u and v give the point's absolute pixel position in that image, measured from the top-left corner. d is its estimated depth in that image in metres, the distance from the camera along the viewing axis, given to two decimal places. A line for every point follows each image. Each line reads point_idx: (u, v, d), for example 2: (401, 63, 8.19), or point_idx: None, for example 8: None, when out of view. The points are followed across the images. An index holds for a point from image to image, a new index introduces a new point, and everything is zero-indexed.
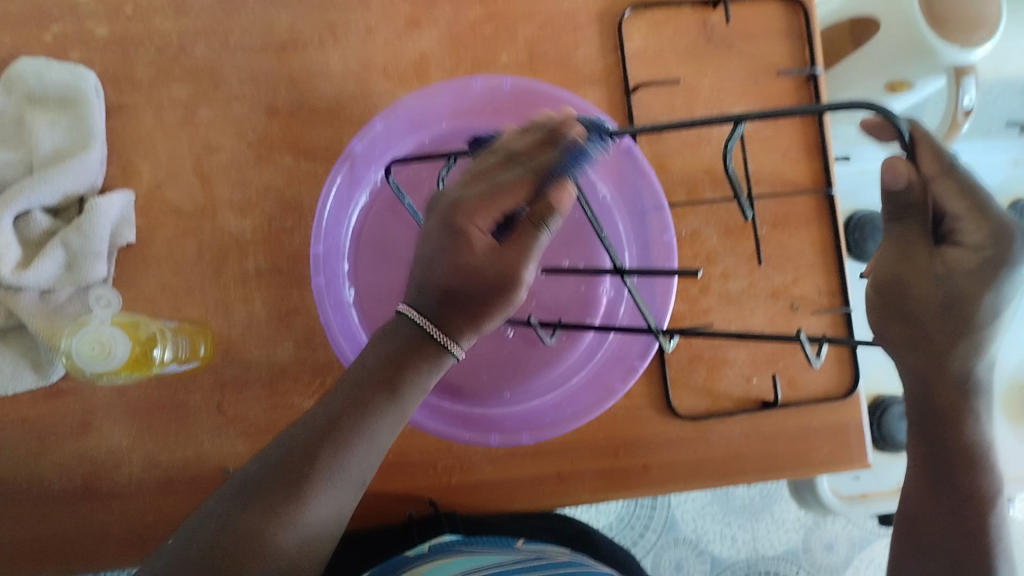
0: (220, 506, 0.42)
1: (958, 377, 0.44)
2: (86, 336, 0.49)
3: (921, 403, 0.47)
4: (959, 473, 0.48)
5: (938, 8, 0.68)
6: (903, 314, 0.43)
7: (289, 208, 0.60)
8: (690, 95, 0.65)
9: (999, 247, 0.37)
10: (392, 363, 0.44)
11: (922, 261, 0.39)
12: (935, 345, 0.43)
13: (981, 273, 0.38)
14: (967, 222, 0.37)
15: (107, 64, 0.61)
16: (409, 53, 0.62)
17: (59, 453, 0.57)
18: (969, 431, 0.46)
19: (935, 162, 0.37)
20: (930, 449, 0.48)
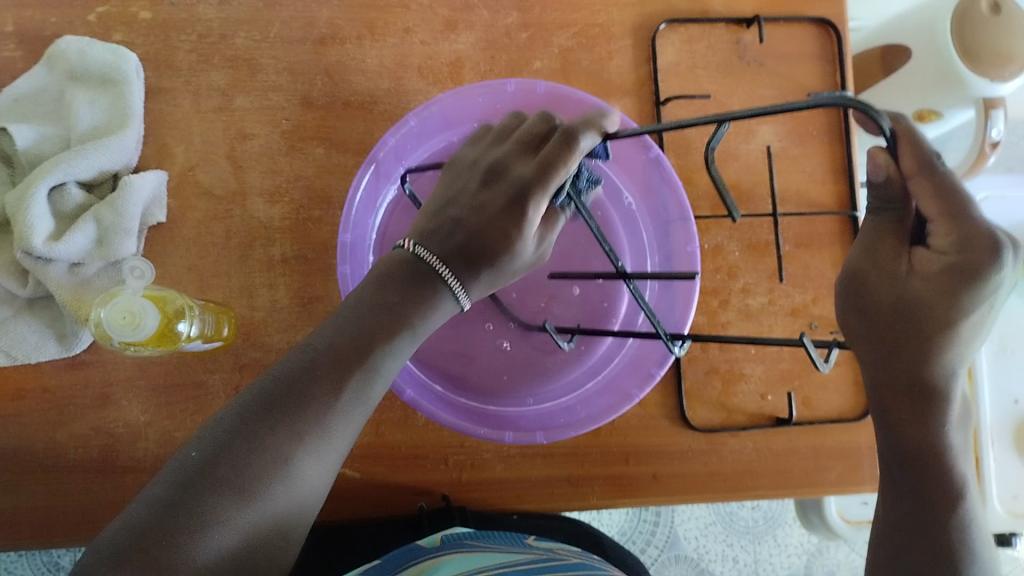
0: (227, 433, 0.38)
1: (913, 378, 0.41)
2: (116, 305, 0.49)
3: (878, 404, 0.44)
4: (915, 482, 0.43)
5: (970, 40, 0.67)
6: (866, 314, 0.42)
7: (318, 198, 0.61)
8: (720, 111, 0.65)
9: (965, 254, 0.37)
10: (411, 298, 0.44)
11: (891, 257, 0.40)
12: (886, 335, 0.41)
13: (947, 281, 0.38)
14: (938, 225, 0.38)
15: (149, 48, 0.62)
16: (445, 54, 0.63)
17: (77, 425, 0.58)
18: (918, 427, 0.42)
19: (913, 161, 0.36)
20: (888, 450, 0.44)
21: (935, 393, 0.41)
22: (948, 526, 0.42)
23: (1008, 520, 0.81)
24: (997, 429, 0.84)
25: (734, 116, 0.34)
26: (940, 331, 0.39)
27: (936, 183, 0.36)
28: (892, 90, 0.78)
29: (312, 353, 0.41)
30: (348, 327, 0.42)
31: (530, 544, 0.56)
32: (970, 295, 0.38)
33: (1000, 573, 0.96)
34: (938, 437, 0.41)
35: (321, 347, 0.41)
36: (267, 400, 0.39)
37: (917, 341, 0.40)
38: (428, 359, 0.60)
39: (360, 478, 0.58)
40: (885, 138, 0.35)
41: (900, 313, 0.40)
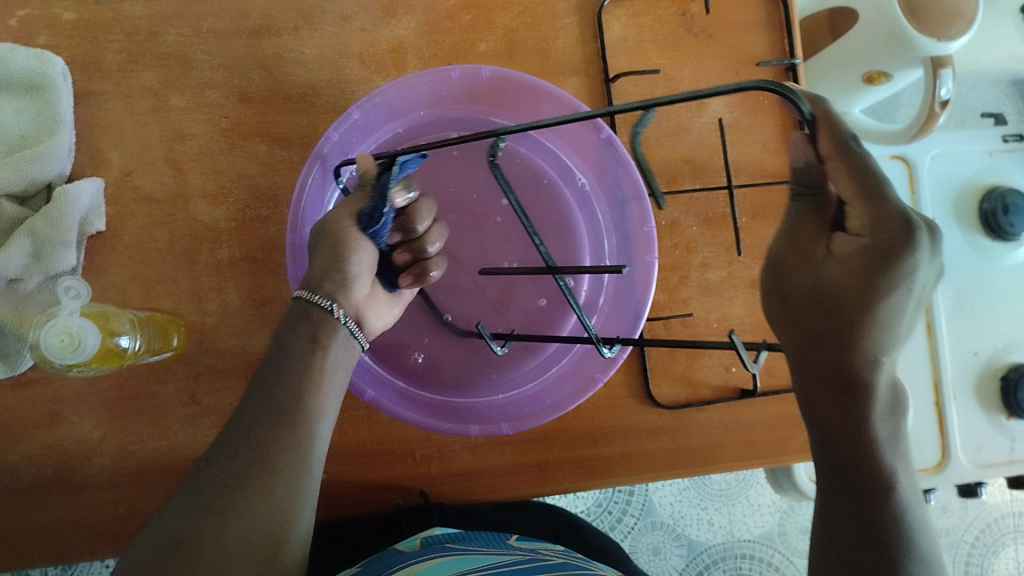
0: (201, 484, 0.41)
1: (835, 366, 0.40)
2: (54, 328, 0.47)
3: (805, 397, 0.43)
4: (847, 473, 0.42)
5: (916, 1, 0.68)
6: (785, 303, 0.43)
7: (264, 196, 0.59)
8: (669, 85, 0.64)
9: (877, 235, 0.37)
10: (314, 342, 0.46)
11: (811, 242, 0.41)
12: (807, 321, 0.41)
13: (865, 264, 0.38)
14: (855, 208, 0.38)
15: (76, 50, 0.59)
16: (386, 41, 0.61)
17: (28, 446, 0.56)
18: (846, 420, 0.41)
19: (831, 143, 0.37)
20: (823, 443, 0.43)
21: (859, 385, 0.40)
22: (881, 515, 0.41)
23: (975, 470, 0.83)
24: (960, 383, 0.85)
25: (661, 100, 0.34)
26: (859, 315, 0.39)
27: (850, 166, 0.37)
28: (840, 54, 0.77)
29: (245, 407, 0.44)
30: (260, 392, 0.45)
31: (512, 544, 0.55)
32: (886, 280, 0.37)
33: (967, 520, 0.99)
34: (863, 427, 0.41)
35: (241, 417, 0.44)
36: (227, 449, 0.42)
37: (837, 329, 0.40)
38: (388, 354, 0.59)
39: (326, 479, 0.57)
40: (806, 123, 0.35)
41: (817, 300, 0.40)
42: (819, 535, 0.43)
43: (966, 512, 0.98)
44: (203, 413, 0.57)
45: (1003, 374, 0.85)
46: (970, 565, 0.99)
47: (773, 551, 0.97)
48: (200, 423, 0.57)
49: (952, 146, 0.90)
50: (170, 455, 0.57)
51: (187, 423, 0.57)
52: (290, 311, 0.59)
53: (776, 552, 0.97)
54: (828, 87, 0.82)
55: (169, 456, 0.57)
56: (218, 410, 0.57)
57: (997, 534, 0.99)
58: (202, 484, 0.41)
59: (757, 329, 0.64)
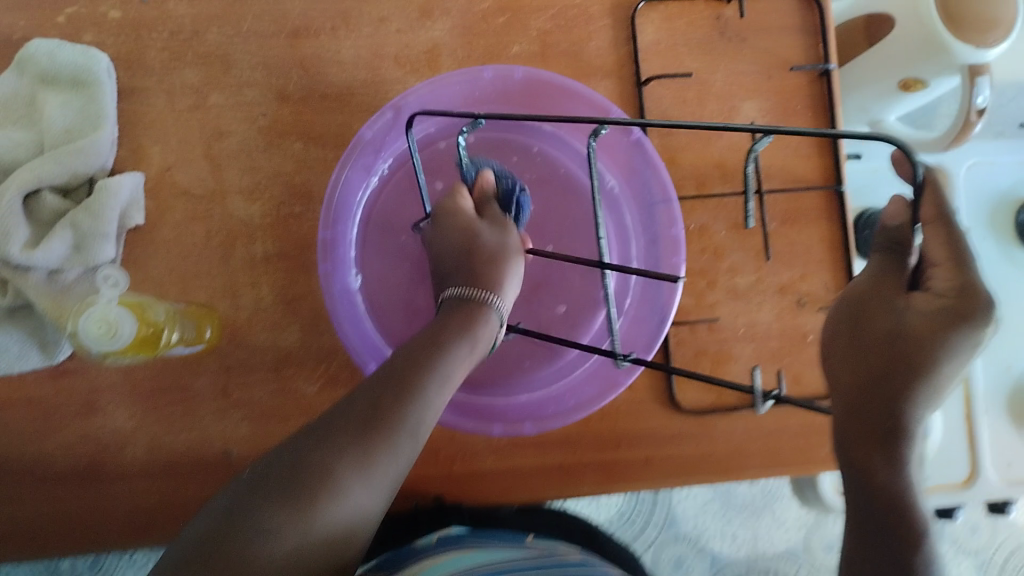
0: (301, 447, 0.41)
1: (886, 415, 0.41)
2: (93, 316, 0.48)
3: (840, 433, 0.44)
4: (883, 521, 0.41)
5: (954, 7, 0.67)
6: (857, 347, 0.44)
7: (298, 193, 0.60)
8: (702, 89, 0.64)
9: (961, 300, 0.39)
10: (444, 339, 0.46)
11: (887, 296, 0.42)
12: (872, 366, 0.42)
13: (943, 320, 0.40)
14: (942, 270, 0.41)
15: (121, 48, 0.61)
16: (421, 42, 0.62)
17: (66, 433, 0.58)
18: (890, 467, 0.41)
19: (935, 208, 0.41)
20: (856, 487, 0.42)
21: (902, 433, 0.41)
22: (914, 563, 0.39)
23: (1004, 486, 0.81)
24: (990, 398, 0.84)
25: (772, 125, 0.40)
26: (922, 369, 0.40)
27: (945, 232, 0.41)
28: (875, 61, 0.77)
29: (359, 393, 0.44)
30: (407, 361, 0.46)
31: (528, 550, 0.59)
32: (963, 341, 0.39)
33: (997, 540, 0.97)
34: (906, 475, 0.41)
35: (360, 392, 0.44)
36: (334, 423, 0.42)
37: (900, 373, 0.41)
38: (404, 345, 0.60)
39: None
40: (918, 186, 0.38)
41: (891, 341, 0.42)
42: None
43: (998, 531, 0.97)
44: (232, 407, 0.58)
45: None
46: None
47: (797, 567, 0.97)
48: (230, 417, 0.58)
49: (985, 157, 0.89)
50: (200, 447, 0.58)
51: (218, 416, 0.58)
52: (320, 308, 0.59)
53: (800, 567, 0.97)
54: (861, 94, 0.81)
55: (199, 449, 0.58)
56: (248, 403, 0.58)
57: None
58: (301, 452, 0.40)
59: (785, 336, 0.64)
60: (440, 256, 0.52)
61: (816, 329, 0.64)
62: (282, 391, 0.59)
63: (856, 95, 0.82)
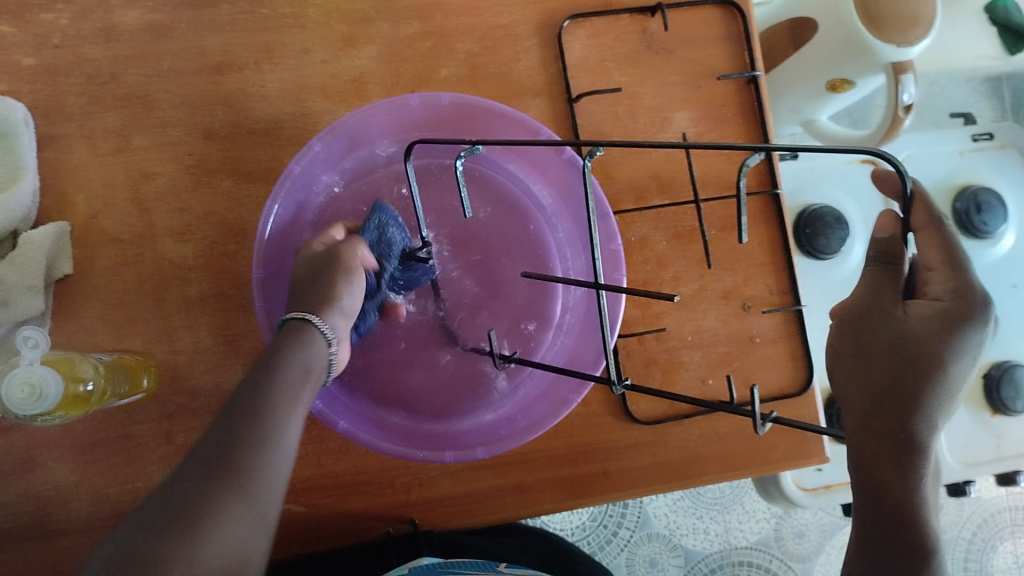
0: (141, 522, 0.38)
1: (898, 428, 0.37)
2: (15, 378, 0.46)
3: (852, 450, 0.39)
4: (892, 544, 0.38)
5: (873, 7, 0.68)
6: (855, 353, 0.39)
7: (231, 232, 0.59)
8: (633, 102, 0.65)
9: (962, 303, 0.37)
10: (273, 379, 0.43)
11: (885, 300, 0.39)
12: (876, 375, 0.38)
13: (943, 325, 0.37)
14: (937, 274, 0.38)
15: (38, 95, 0.59)
16: (347, 71, 0.62)
17: (5, 494, 0.56)
18: (907, 484, 0.37)
19: (925, 214, 0.38)
20: (866, 505, 0.39)
21: (919, 446, 0.37)
22: None
23: (962, 469, 0.85)
24: None
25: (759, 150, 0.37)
26: (934, 372, 0.37)
27: (942, 236, 0.37)
28: (802, 64, 0.78)
29: (207, 437, 0.41)
30: (228, 424, 0.42)
31: (503, 569, 0.57)
32: (969, 342, 0.36)
33: (962, 517, 0.99)
34: (918, 492, 0.37)
35: (187, 462, 0.40)
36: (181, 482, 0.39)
37: (912, 381, 0.37)
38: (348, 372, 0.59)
39: (304, 514, 0.57)
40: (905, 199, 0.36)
41: (893, 349, 0.38)
42: None
43: (960, 508, 0.99)
44: (177, 453, 0.57)
45: (984, 372, 0.86)
46: (968, 561, 0.98)
47: (771, 557, 0.97)
48: (174, 463, 0.57)
49: (920, 149, 0.92)
50: (147, 496, 0.56)
51: (162, 463, 0.57)
52: (260, 346, 0.58)
53: (773, 559, 0.97)
54: (792, 96, 0.83)
55: (146, 498, 0.56)
56: (192, 448, 0.57)
57: (993, 530, 0.99)
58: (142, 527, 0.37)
59: (732, 340, 0.64)
60: (301, 280, 0.50)
61: (762, 331, 0.64)
62: None
63: (786, 98, 0.84)
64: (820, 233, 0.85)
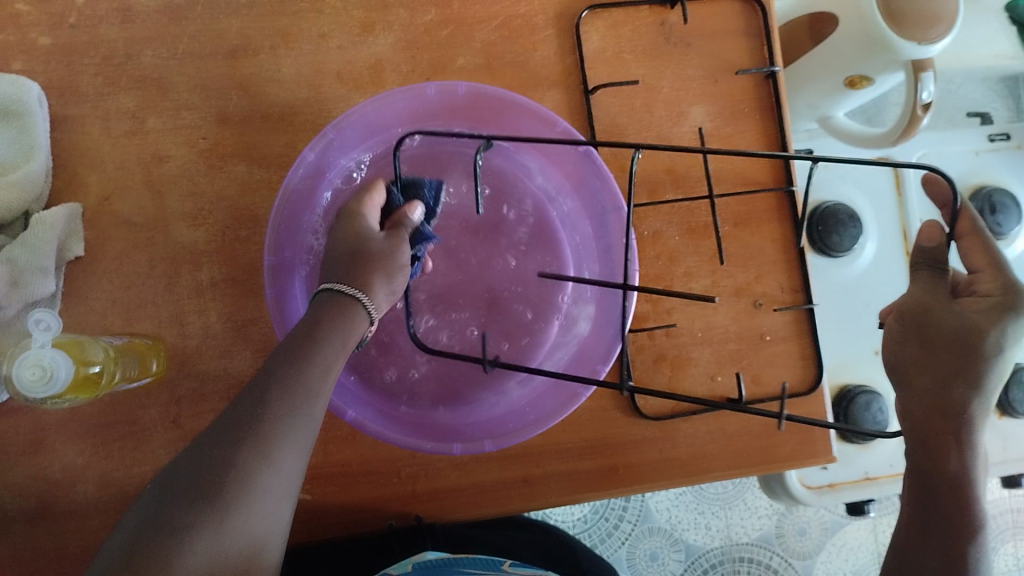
0: (205, 450, 0.40)
1: (960, 408, 0.45)
2: (26, 361, 0.46)
3: (914, 430, 0.46)
4: (947, 507, 0.45)
5: (895, 5, 0.68)
6: (924, 346, 0.45)
7: (243, 217, 0.59)
8: (650, 95, 0.64)
9: (1009, 297, 0.45)
10: (319, 329, 0.45)
11: (941, 298, 0.45)
12: (942, 364, 0.45)
13: (997, 315, 0.44)
14: (984, 276, 0.46)
15: (53, 75, 0.59)
16: (363, 57, 0.61)
17: (14, 473, 0.56)
18: (960, 456, 0.45)
19: (968, 225, 0.48)
20: (919, 480, 0.46)
21: (974, 423, 0.45)
22: (975, 551, 0.45)
23: None
24: None
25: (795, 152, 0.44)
26: (992, 358, 0.44)
27: (981, 242, 0.47)
28: (821, 59, 0.77)
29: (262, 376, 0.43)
30: (260, 386, 0.43)
31: (507, 566, 0.57)
32: (1017, 329, 0.44)
33: None
34: (971, 465, 0.45)
35: (216, 427, 0.42)
36: (240, 414, 0.42)
37: (974, 368, 0.44)
38: (354, 361, 0.58)
39: (310, 502, 0.58)
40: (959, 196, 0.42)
41: (962, 341, 0.44)
42: (900, 557, 0.47)
43: None
44: (186, 437, 0.57)
45: None
46: None
47: (771, 554, 0.97)
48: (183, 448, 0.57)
49: (938, 147, 0.91)
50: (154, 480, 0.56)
51: (170, 447, 0.57)
52: (270, 333, 0.58)
53: (774, 556, 0.97)
54: (810, 91, 0.82)
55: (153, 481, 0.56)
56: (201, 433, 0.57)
57: (995, 533, 0.99)
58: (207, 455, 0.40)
59: (742, 338, 0.64)
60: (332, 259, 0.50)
61: (773, 329, 0.64)
62: None
63: (803, 93, 0.83)
64: (833, 231, 0.84)
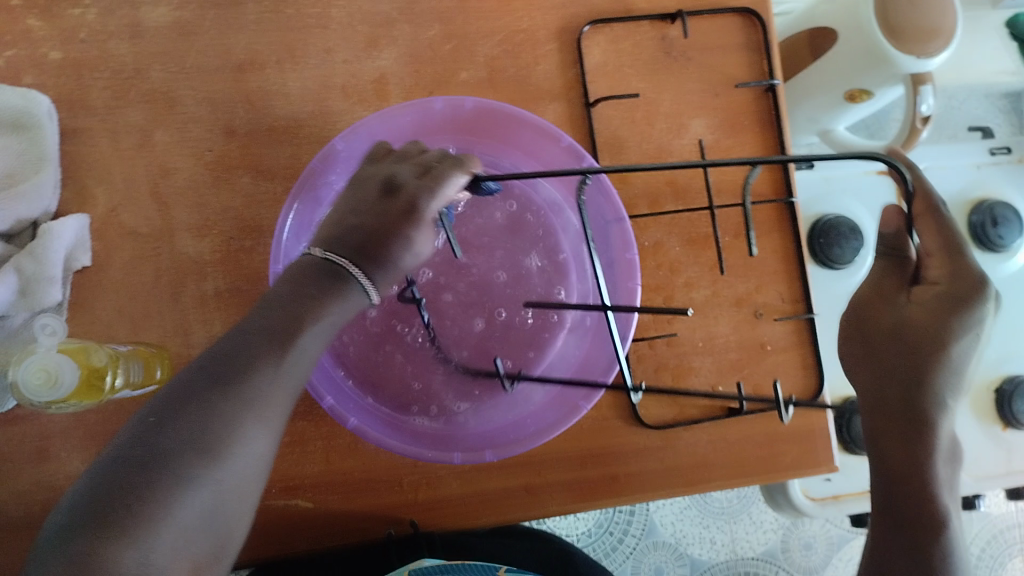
0: (179, 406, 0.42)
1: (906, 405, 0.45)
2: (30, 365, 0.47)
3: (869, 426, 0.47)
4: (904, 503, 0.46)
5: (893, 19, 0.68)
6: (869, 344, 0.46)
7: (249, 228, 0.60)
8: (650, 108, 0.65)
9: (958, 288, 0.43)
10: (302, 302, 0.46)
11: (890, 291, 0.45)
12: (885, 360, 0.45)
13: (940, 307, 0.43)
14: (935, 260, 0.44)
15: (62, 89, 0.60)
16: (368, 72, 0.62)
17: (20, 481, 0.57)
18: (907, 452, 0.45)
19: (923, 203, 0.44)
20: (878, 476, 0.47)
21: (924, 421, 0.44)
22: (931, 547, 0.45)
23: (972, 484, 0.85)
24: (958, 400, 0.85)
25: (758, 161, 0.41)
26: (936, 352, 0.43)
27: (937, 221, 0.44)
28: (821, 74, 0.78)
29: (239, 337, 0.45)
30: (237, 351, 0.44)
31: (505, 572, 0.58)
32: (966, 323, 0.43)
33: (971, 533, 0.98)
34: (924, 462, 0.45)
35: (202, 368, 0.43)
36: (215, 375, 0.43)
37: (913, 364, 0.44)
38: (360, 368, 0.59)
39: (313, 510, 0.58)
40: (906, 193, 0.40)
41: (898, 337, 0.45)
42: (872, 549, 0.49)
43: (970, 525, 0.97)
44: None
45: (997, 387, 0.85)
46: None
47: (776, 569, 0.96)
48: None
49: (938, 160, 0.91)
50: None
51: None
52: None
53: (779, 570, 0.96)
54: (811, 104, 0.83)
55: None
56: None
57: (1003, 547, 0.98)
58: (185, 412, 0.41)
59: (744, 348, 0.64)
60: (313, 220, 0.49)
61: (774, 339, 0.64)
62: None
63: (804, 106, 0.84)
64: (834, 244, 0.85)
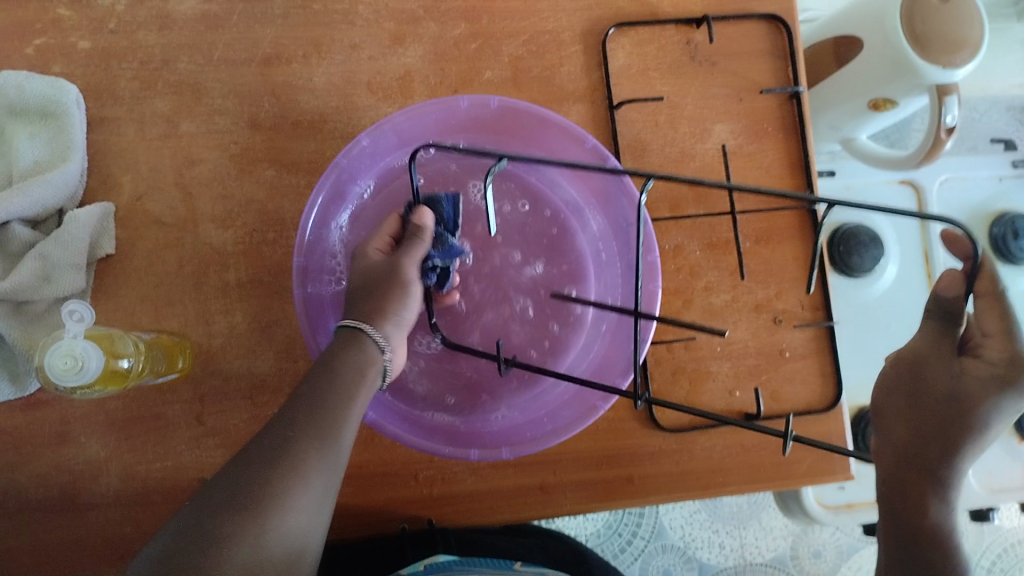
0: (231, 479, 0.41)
1: (942, 466, 0.43)
2: (59, 350, 0.47)
3: (891, 479, 0.45)
4: (920, 561, 0.44)
5: (919, 28, 0.68)
6: (914, 400, 0.45)
7: (271, 220, 0.60)
8: (673, 112, 0.65)
9: (1013, 370, 0.42)
10: (343, 370, 0.46)
11: (943, 356, 0.44)
12: (930, 422, 0.44)
13: (995, 387, 0.42)
14: (993, 339, 0.43)
15: (91, 78, 0.61)
16: (394, 68, 0.63)
17: (39, 465, 0.57)
18: (937, 510, 0.44)
19: (990, 285, 0.42)
20: (894, 533, 0.45)
21: (952, 481, 0.43)
22: None
23: (985, 496, 0.84)
24: None
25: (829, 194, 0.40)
26: (980, 425, 0.43)
27: (1001, 305, 0.42)
28: (845, 82, 0.77)
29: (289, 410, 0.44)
30: (290, 419, 0.44)
31: (517, 567, 0.58)
32: (1012, 403, 0.42)
33: (983, 546, 0.97)
34: (949, 520, 0.44)
35: (256, 443, 0.43)
36: (269, 446, 0.42)
37: (959, 432, 0.43)
38: None
39: None
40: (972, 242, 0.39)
41: (950, 405, 0.43)
42: None
43: (981, 537, 0.97)
44: (207, 434, 0.58)
45: None
46: None
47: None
48: (204, 444, 0.57)
49: (960, 172, 0.91)
50: (174, 475, 0.57)
51: (192, 443, 0.57)
52: (294, 334, 0.59)
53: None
54: (833, 113, 0.82)
55: (173, 476, 0.57)
56: (222, 431, 0.58)
57: (1013, 562, 0.97)
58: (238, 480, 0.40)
59: (762, 353, 0.64)
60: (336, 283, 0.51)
61: (792, 346, 0.64)
62: (257, 418, 0.58)
63: (827, 114, 0.83)
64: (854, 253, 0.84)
